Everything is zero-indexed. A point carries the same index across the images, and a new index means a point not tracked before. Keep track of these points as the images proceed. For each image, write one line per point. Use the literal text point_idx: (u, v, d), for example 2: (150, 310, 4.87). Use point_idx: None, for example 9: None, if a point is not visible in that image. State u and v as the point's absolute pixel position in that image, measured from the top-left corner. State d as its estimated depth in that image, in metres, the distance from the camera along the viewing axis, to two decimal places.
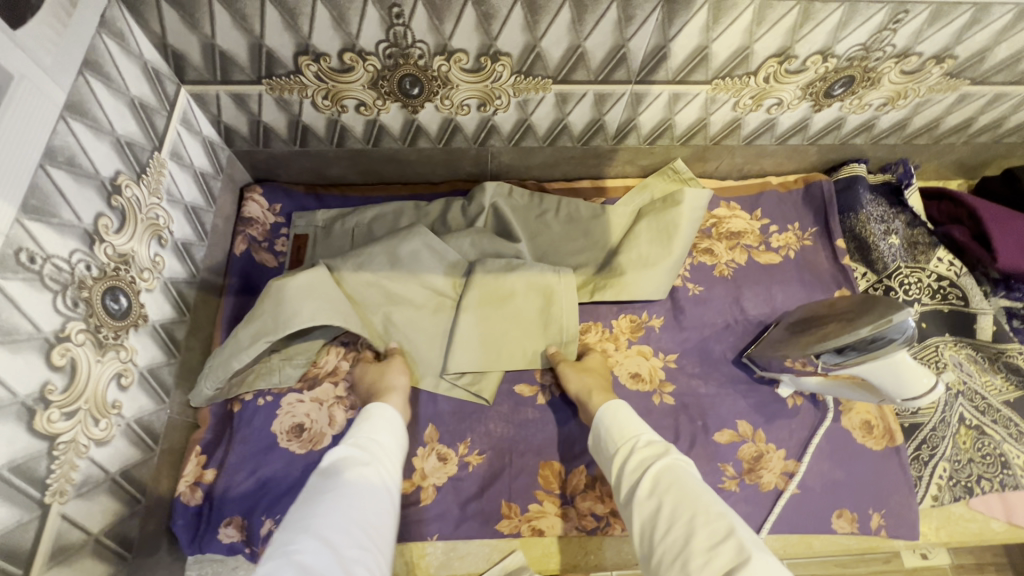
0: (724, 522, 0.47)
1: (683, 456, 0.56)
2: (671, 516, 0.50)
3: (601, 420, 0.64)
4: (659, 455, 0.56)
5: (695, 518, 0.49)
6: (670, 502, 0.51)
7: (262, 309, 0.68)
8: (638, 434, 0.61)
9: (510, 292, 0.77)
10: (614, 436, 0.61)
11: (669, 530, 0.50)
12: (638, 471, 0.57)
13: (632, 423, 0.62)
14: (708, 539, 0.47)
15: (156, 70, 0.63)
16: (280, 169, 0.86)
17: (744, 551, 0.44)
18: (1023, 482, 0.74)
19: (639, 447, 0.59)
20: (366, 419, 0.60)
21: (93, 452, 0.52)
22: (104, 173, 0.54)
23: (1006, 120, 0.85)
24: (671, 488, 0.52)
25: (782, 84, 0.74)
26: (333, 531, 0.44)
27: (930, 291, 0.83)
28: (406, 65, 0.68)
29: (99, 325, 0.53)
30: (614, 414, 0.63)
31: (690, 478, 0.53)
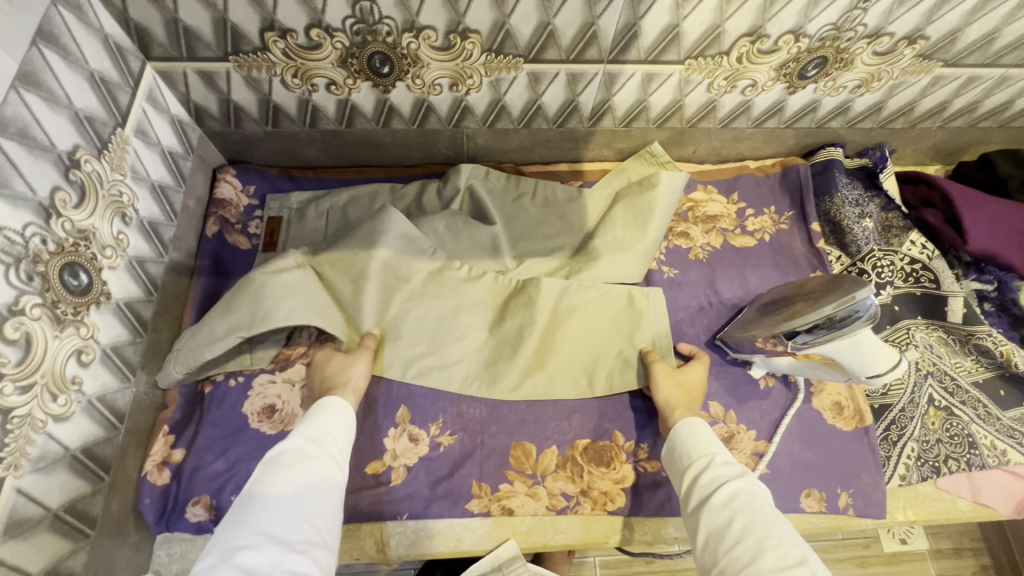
0: (796, 551, 0.47)
1: (760, 483, 0.55)
2: (738, 535, 0.50)
3: (676, 433, 0.63)
4: (736, 476, 0.55)
5: (763, 541, 0.48)
6: (741, 519, 0.51)
7: (239, 301, 0.67)
8: (714, 452, 0.60)
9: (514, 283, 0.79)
10: (690, 450, 0.61)
11: (737, 546, 0.49)
12: (712, 484, 0.56)
13: (710, 441, 0.61)
14: (775, 563, 0.46)
15: (119, 46, 0.62)
16: (253, 150, 0.85)
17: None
18: (989, 462, 0.74)
19: (715, 464, 0.58)
20: (320, 410, 0.60)
21: (50, 428, 0.52)
22: (61, 147, 0.54)
23: (981, 104, 0.85)
24: (745, 508, 0.51)
25: (755, 65, 0.74)
26: (275, 529, 0.45)
27: (903, 274, 0.83)
28: (375, 42, 0.67)
29: (56, 301, 0.52)
30: (692, 428, 0.63)
31: (763, 503, 0.52)
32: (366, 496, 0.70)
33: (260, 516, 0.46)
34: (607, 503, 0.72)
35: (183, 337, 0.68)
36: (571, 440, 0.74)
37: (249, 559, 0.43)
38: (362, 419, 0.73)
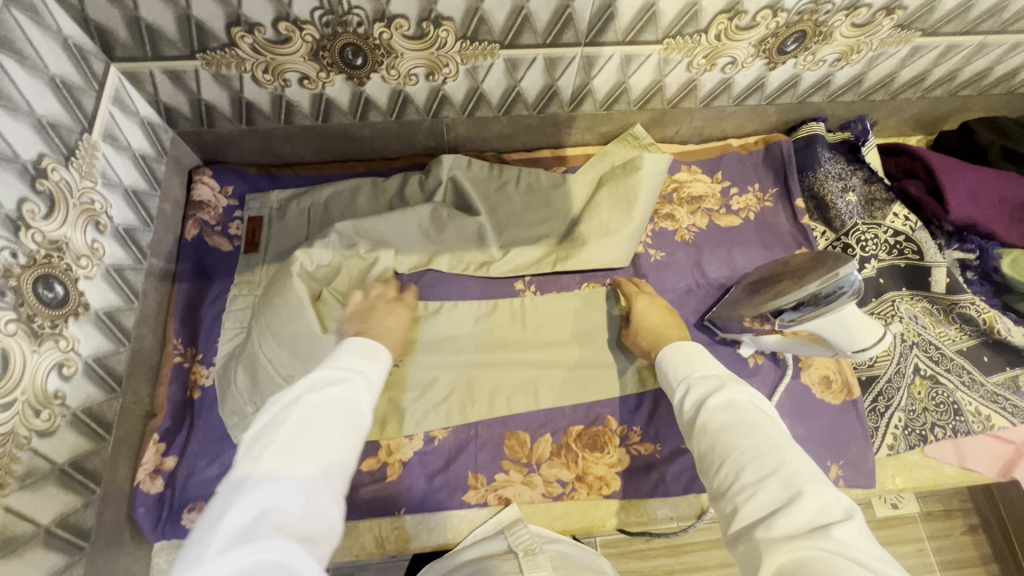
0: (776, 456, 0.47)
1: (740, 386, 0.55)
2: (723, 451, 0.50)
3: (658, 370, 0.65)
4: (716, 389, 0.55)
5: (743, 455, 0.48)
6: (723, 438, 0.50)
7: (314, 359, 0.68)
8: (695, 369, 0.59)
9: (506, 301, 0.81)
10: (672, 372, 0.61)
11: (721, 468, 0.49)
12: (694, 407, 0.55)
13: (683, 361, 0.61)
14: (757, 475, 0.47)
15: (79, 47, 0.60)
16: (228, 150, 0.83)
17: (792, 487, 0.45)
18: (974, 428, 0.76)
19: (694, 382, 0.58)
20: (369, 353, 0.58)
21: (36, 443, 0.51)
22: (26, 157, 0.52)
23: (961, 72, 0.85)
24: (727, 425, 0.51)
25: (734, 41, 0.73)
26: (306, 476, 0.42)
27: (887, 247, 0.84)
28: (345, 33, 0.65)
29: (32, 314, 0.51)
30: (668, 356, 0.63)
31: (744, 410, 0.52)
32: (362, 493, 0.70)
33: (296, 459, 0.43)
34: (603, 487, 0.72)
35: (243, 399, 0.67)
36: (565, 427, 0.75)
37: (273, 506, 0.40)
38: None
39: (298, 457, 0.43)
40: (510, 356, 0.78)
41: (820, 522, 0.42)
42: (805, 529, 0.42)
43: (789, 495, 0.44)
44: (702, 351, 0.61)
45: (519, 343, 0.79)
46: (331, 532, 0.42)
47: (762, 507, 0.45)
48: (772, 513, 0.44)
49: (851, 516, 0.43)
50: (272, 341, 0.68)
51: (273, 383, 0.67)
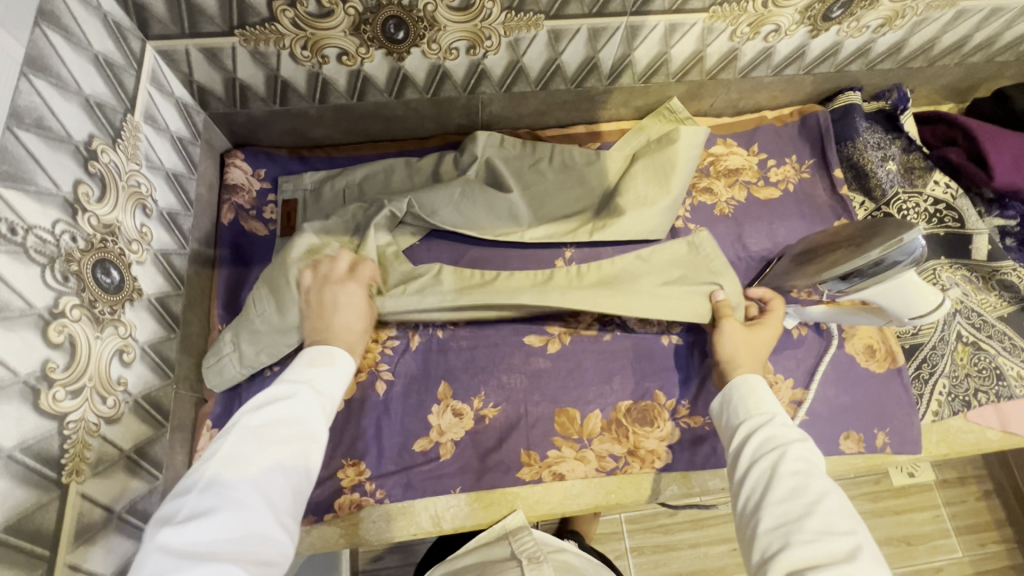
0: (846, 522, 0.47)
1: (818, 448, 0.55)
2: (788, 495, 0.50)
3: (730, 392, 0.63)
4: (795, 439, 0.55)
5: (812, 506, 0.48)
6: (794, 484, 0.50)
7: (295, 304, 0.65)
8: (775, 412, 0.59)
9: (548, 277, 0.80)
10: (745, 405, 0.61)
11: (782, 504, 0.50)
12: (765, 442, 0.56)
13: (769, 402, 0.60)
14: (822, 528, 0.47)
15: (118, 24, 0.58)
16: (260, 132, 0.81)
17: (856, 550, 0.44)
18: (1016, 392, 0.77)
19: (774, 422, 0.57)
20: (323, 361, 0.57)
21: (104, 430, 0.50)
22: (77, 138, 0.50)
23: (1000, 37, 0.84)
24: (799, 474, 0.51)
25: (781, 8, 0.72)
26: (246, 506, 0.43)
27: (927, 215, 0.84)
28: (389, 6, 0.63)
29: (93, 300, 0.50)
30: (748, 389, 0.62)
31: (819, 471, 0.52)
32: (417, 473, 0.71)
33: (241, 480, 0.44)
34: (655, 460, 0.73)
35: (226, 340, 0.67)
36: (614, 402, 0.75)
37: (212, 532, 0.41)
38: (404, 399, 0.73)
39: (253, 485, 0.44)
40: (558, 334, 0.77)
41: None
42: None
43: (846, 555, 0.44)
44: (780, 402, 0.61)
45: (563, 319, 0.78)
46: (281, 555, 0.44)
47: (818, 553, 0.45)
48: (826, 564, 0.44)
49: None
50: (274, 296, 0.67)
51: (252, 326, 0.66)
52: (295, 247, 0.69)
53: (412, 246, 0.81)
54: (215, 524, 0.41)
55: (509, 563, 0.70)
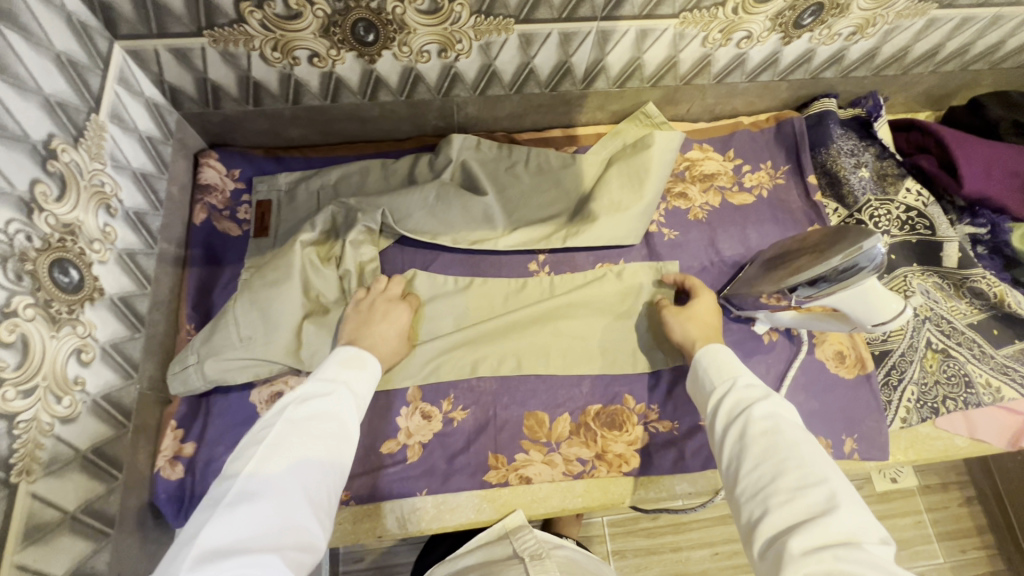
0: (817, 470, 0.48)
1: (785, 401, 0.55)
2: (759, 458, 0.51)
3: (699, 362, 0.65)
4: (760, 398, 0.56)
5: (783, 463, 0.49)
6: (764, 445, 0.51)
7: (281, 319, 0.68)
8: (738, 375, 0.60)
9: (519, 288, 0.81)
10: (713, 374, 0.62)
11: (756, 468, 0.50)
12: (735, 409, 0.56)
13: (732, 365, 0.62)
14: (795, 484, 0.47)
15: (83, 24, 0.58)
16: (235, 132, 0.81)
17: (833, 500, 0.45)
18: (984, 400, 0.77)
19: (738, 386, 0.59)
20: (353, 363, 0.61)
21: (59, 430, 0.50)
22: (35, 137, 0.50)
23: (973, 46, 0.85)
24: (768, 433, 0.52)
25: (751, 15, 0.72)
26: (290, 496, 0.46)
27: (899, 222, 0.84)
28: (358, 8, 0.63)
29: (49, 299, 0.50)
30: (715, 354, 0.64)
31: (788, 423, 0.53)
32: (385, 474, 0.71)
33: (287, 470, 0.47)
34: (622, 464, 0.73)
35: (194, 350, 0.66)
36: (583, 406, 0.75)
37: (261, 521, 0.43)
38: (373, 401, 0.73)
39: (292, 476, 0.47)
40: (530, 336, 0.77)
41: (856, 537, 0.42)
42: (837, 539, 0.42)
43: (825, 507, 0.45)
44: (744, 364, 0.63)
45: (534, 319, 0.78)
46: (315, 551, 0.46)
47: (799, 513, 0.45)
48: (804, 521, 0.45)
49: (885, 539, 0.43)
50: (248, 302, 0.68)
51: (230, 343, 0.67)
52: (285, 262, 0.71)
53: (385, 248, 0.81)
54: (261, 513, 0.44)
55: (511, 561, 0.65)
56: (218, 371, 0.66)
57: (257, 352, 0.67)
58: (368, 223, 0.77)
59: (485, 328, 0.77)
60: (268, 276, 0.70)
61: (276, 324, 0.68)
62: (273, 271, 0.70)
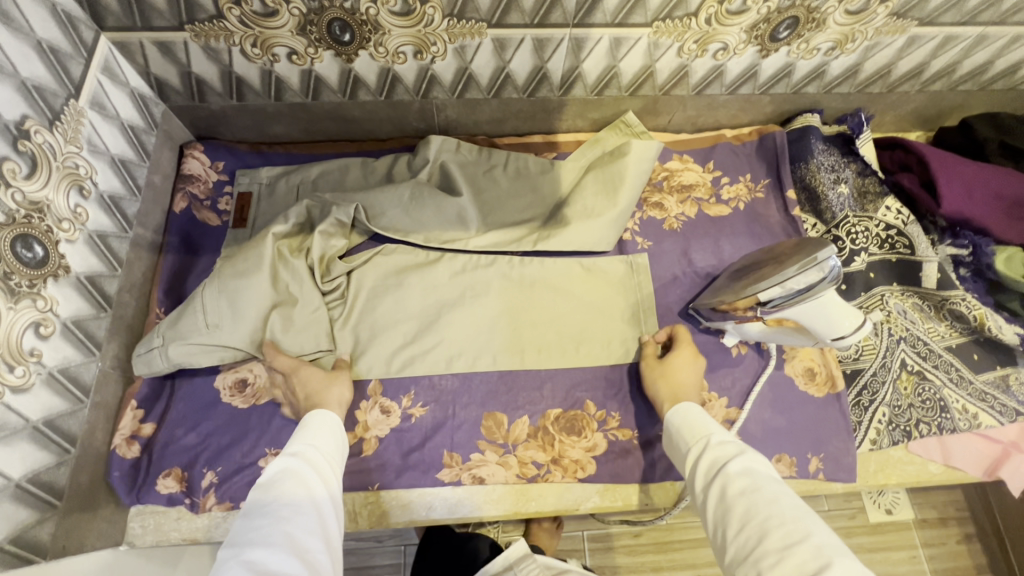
0: (800, 526, 0.46)
1: (759, 456, 0.55)
2: (744, 518, 0.49)
3: (672, 423, 0.65)
4: (734, 455, 0.55)
5: (767, 520, 0.48)
6: (746, 503, 0.50)
7: (250, 306, 0.69)
8: (710, 432, 0.60)
9: (489, 282, 0.80)
10: (686, 436, 0.62)
11: (742, 530, 0.49)
12: (711, 469, 0.56)
13: (704, 424, 0.62)
14: (781, 542, 0.46)
15: (69, 15, 0.61)
16: (220, 125, 0.84)
17: (822, 555, 0.43)
18: (959, 425, 0.75)
19: (711, 444, 0.58)
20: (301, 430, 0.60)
21: (9, 398, 0.52)
22: (8, 117, 0.53)
23: (960, 65, 0.84)
24: (747, 491, 0.51)
25: (725, 26, 0.72)
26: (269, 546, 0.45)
27: (878, 241, 0.83)
28: (333, 8, 0.65)
29: (9, 272, 0.52)
30: (687, 414, 0.64)
31: (763, 478, 0.52)
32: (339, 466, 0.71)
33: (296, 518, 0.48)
34: (578, 470, 0.72)
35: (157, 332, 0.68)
36: (543, 409, 0.75)
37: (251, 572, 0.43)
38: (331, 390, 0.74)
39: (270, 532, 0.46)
40: (493, 336, 0.78)
41: None
42: None
43: (818, 565, 0.43)
44: (713, 420, 0.62)
45: (502, 315, 0.79)
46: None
47: (792, 572, 0.43)
48: None
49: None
50: (214, 290, 0.69)
51: (195, 326, 0.67)
52: (256, 252, 0.71)
53: (358, 244, 0.83)
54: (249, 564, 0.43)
55: None
56: (181, 354, 0.67)
57: (219, 337, 0.69)
58: (341, 216, 0.78)
59: (448, 323, 0.77)
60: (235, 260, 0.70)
61: (242, 315, 0.69)
62: (243, 261, 0.70)
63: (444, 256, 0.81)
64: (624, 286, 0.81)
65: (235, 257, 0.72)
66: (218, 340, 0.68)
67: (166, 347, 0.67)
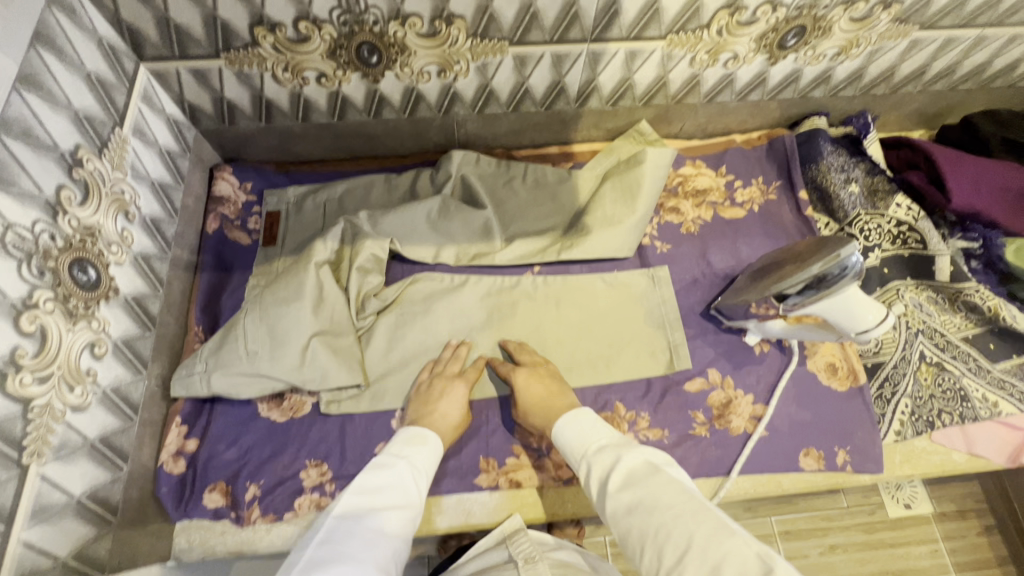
0: (685, 527, 0.46)
1: (641, 454, 0.54)
2: (640, 536, 0.48)
3: (560, 436, 0.63)
4: (612, 465, 0.55)
5: (658, 532, 0.47)
6: (636, 519, 0.49)
7: (287, 331, 0.70)
8: (590, 444, 0.59)
9: (513, 299, 0.82)
10: (573, 449, 0.60)
11: (643, 552, 0.47)
12: (598, 485, 0.55)
13: (590, 431, 0.61)
14: (673, 554, 0.45)
15: (113, 47, 0.64)
16: (248, 147, 0.87)
17: (706, 559, 0.43)
18: (981, 414, 0.77)
19: (592, 461, 0.57)
20: (418, 440, 0.63)
21: (69, 417, 0.53)
22: (64, 146, 0.55)
23: (960, 65, 0.87)
24: (633, 505, 0.50)
25: (736, 36, 0.75)
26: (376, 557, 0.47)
27: (891, 237, 0.85)
28: (362, 32, 0.68)
29: (68, 295, 0.54)
30: (571, 425, 0.62)
31: (648, 483, 0.51)
32: None
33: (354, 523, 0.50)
34: None
35: (201, 359, 0.69)
36: None
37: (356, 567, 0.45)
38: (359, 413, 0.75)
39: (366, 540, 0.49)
40: None
41: None
42: None
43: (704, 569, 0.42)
44: (594, 421, 0.61)
45: (529, 327, 0.81)
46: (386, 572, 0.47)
47: None
48: None
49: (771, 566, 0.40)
50: (257, 314, 0.70)
51: (236, 356, 0.69)
52: (297, 280, 0.73)
53: (387, 264, 0.85)
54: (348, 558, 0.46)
55: (506, 565, 0.61)
56: (223, 385, 0.69)
57: (264, 368, 0.69)
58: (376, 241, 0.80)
59: (479, 347, 0.79)
60: (279, 283, 0.73)
61: (279, 334, 0.70)
62: (291, 286, 0.73)
63: (469, 280, 0.83)
64: (647, 290, 0.84)
65: (285, 279, 0.74)
66: (257, 370, 0.69)
67: (208, 374, 0.68)
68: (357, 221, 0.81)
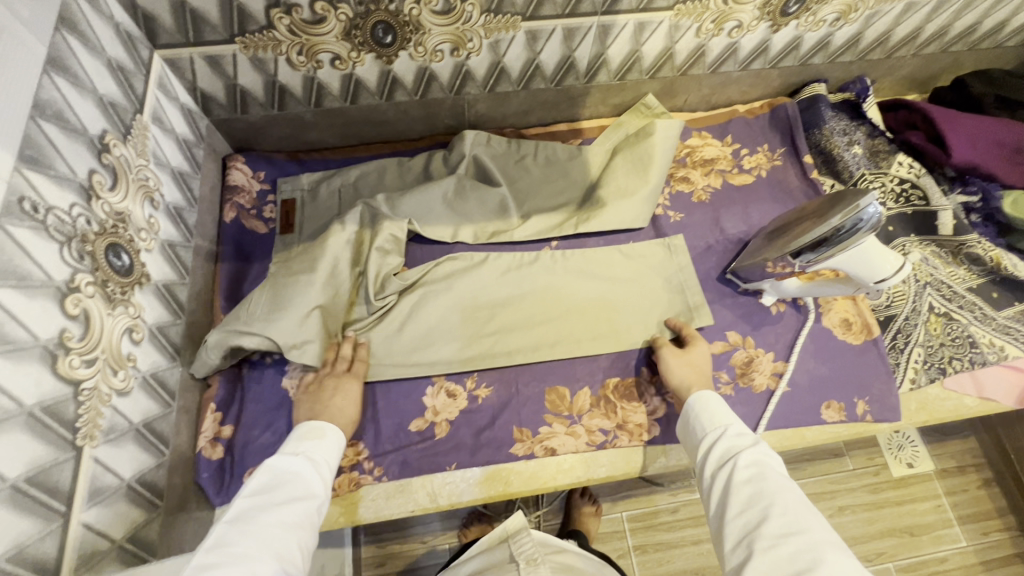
0: (801, 520, 0.48)
1: (769, 451, 0.56)
2: (747, 504, 0.51)
3: (691, 408, 0.65)
4: (748, 447, 0.57)
5: (769, 507, 0.50)
6: (754, 492, 0.52)
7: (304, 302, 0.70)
8: (729, 422, 0.61)
9: (531, 274, 0.83)
10: (705, 420, 0.63)
11: (743, 513, 0.51)
12: (722, 457, 0.58)
13: (722, 412, 0.63)
14: (779, 531, 0.48)
15: (129, 34, 0.63)
16: (260, 136, 0.86)
17: (816, 551, 0.45)
18: (989, 358, 0.80)
19: (726, 434, 0.59)
20: (314, 434, 0.62)
21: (115, 401, 0.53)
22: (92, 131, 0.55)
23: (951, 27, 0.90)
24: (753, 480, 0.53)
25: (741, 4, 0.77)
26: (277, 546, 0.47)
27: (894, 195, 0.89)
28: (378, 11, 0.69)
29: (106, 279, 0.54)
30: (706, 403, 0.64)
31: (773, 471, 0.53)
32: (415, 451, 0.73)
33: (261, 518, 0.49)
34: (643, 433, 0.76)
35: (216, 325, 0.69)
36: (602, 379, 0.78)
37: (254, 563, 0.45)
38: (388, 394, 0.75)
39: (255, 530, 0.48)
40: (549, 329, 0.80)
41: None
42: None
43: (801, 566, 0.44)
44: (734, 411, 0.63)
45: (551, 300, 0.82)
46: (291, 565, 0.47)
47: (781, 559, 0.46)
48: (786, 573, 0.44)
49: None
50: (283, 298, 0.70)
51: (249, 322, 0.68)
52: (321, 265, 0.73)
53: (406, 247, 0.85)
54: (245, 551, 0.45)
55: (509, 564, 0.69)
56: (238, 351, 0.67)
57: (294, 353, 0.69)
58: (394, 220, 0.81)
59: (503, 322, 0.80)
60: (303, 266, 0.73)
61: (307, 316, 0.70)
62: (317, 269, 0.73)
63: (490, 256, 0.84)
64: (663, 258, 0.85)
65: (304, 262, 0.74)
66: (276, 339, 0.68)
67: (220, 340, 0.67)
68: (375, 204, 0.81)
